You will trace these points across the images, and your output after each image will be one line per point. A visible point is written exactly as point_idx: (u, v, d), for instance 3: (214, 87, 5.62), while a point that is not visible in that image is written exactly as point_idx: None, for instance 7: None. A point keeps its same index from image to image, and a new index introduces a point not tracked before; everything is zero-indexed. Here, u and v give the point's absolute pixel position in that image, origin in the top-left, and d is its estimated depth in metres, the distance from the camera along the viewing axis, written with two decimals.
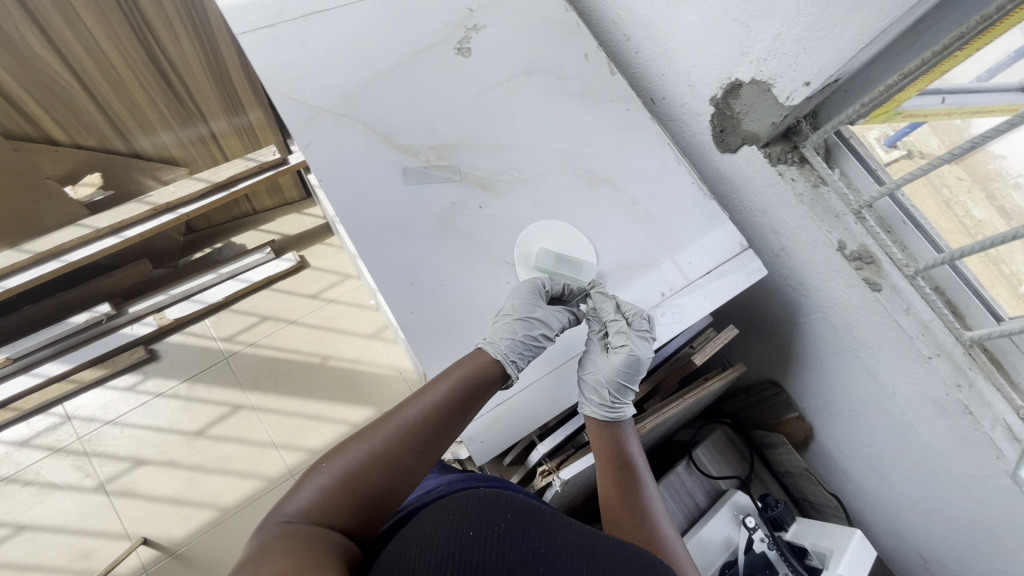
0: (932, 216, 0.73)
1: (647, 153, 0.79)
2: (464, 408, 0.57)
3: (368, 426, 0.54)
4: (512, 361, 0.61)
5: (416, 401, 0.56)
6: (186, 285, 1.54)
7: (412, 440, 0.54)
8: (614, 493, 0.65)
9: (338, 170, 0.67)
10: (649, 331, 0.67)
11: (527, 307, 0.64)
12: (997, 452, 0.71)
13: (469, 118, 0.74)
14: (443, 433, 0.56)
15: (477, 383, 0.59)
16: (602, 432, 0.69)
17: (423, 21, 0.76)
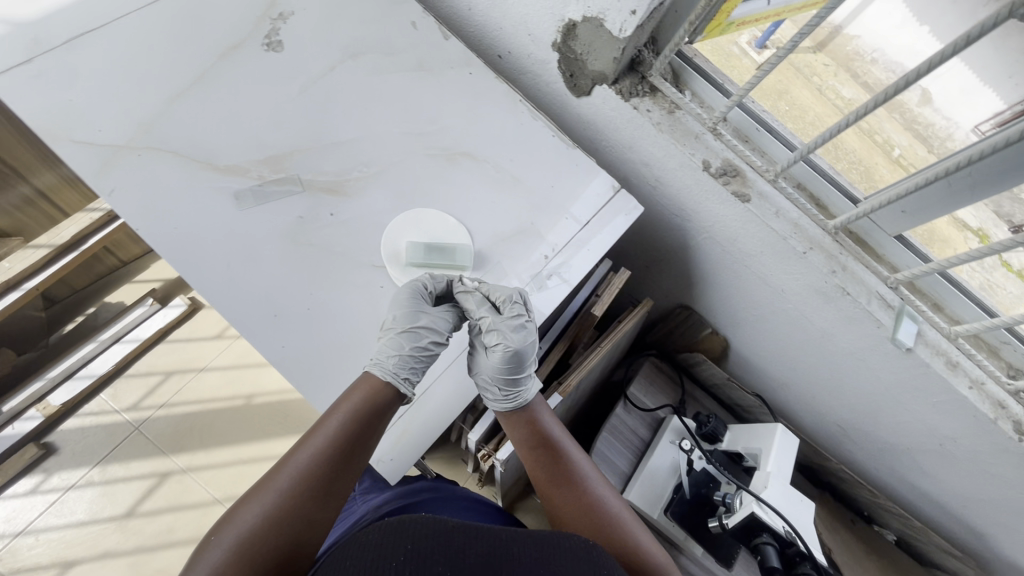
0: (807, 106, 0.74)
1: (500, 114, 0.74)
2: (361, 441, 0.55)
3: (260, 485, 0.53)
4: (403, 379, 0.59)
5: (306, 447, 0.54)
6: (64, 363, 1.38)
7: (307, 490, 0.52)
8: (539, 471, 0.66)
9: (155, 213, 0.60)
10: (522, 318, 0.63)
11: (411, 315, 0.60)
12: (876, 324, 0.77)
13: (297, 120, 0.67)
14: (343, 472, 0.54)
15: (371, 412, 0.56)
16: (513, 418, 0.67)
17: (217, 22, 0.68)
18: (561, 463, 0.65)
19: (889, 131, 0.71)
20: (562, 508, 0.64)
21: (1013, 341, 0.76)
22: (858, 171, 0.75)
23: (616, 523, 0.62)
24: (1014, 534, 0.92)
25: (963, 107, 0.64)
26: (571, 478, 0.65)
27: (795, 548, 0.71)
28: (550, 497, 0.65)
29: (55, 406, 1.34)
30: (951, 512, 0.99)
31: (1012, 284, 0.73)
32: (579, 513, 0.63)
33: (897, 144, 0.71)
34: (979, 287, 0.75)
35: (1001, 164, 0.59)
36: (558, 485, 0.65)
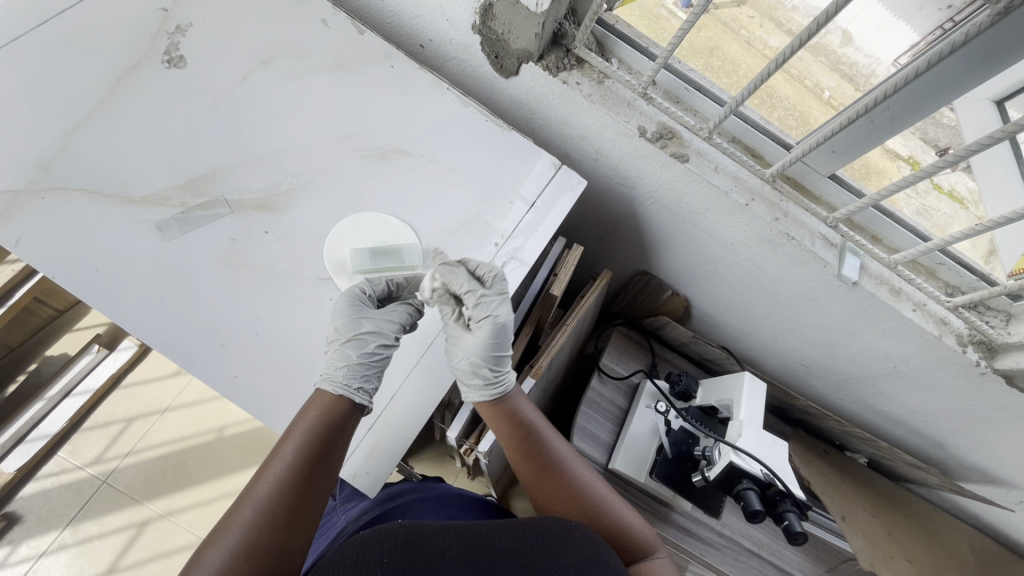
0: (739, 59, 0.73)
1: (430, 105, 0.72)
2: (322, 460, 0.54)
3: (226, 519, 0.51)
4: (357, 389, 0.57)
5: (266, 477, 0.53)
6: (12, 426, 1.30)
7: (273, 520, 0.51)
8: (526, 462, 0.66)
9: (73, 257, 0.56)
10: (502, 289, 0.65)
11: (352, 323, 0.58)
12: (822, 264, 0.80)
13: (213, 138, 0.63)
14: (310, 492, 0.53)
15: (327, 429, 0.55)
16: (495, 410, 0.66)
17: (108, 44, 0.63)
18: (548, 452, 0.66)
19: (817, 75, 0.71)
20: (551, 498, 0.66)
21: (948, 262, 0.80)
22: (794, 117, 0.76)
23: (602, 506, 0.65)
24: (971, 438, 0.98)
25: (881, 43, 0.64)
26: (558, 467, 0.66)
27: (774, 489, 0.74)
28: (539, 486, 0.66)
29: (9, 473, 1.27)
30: (913, 428, 1.05)
31: (946, 206, 0.76)
32: (568, 502, 0.65)
33: (827, 86, 0.71)
34: (915, 213, 0.78)
35: (923, 92, 0.61)
36: (547, 474, 0.66)
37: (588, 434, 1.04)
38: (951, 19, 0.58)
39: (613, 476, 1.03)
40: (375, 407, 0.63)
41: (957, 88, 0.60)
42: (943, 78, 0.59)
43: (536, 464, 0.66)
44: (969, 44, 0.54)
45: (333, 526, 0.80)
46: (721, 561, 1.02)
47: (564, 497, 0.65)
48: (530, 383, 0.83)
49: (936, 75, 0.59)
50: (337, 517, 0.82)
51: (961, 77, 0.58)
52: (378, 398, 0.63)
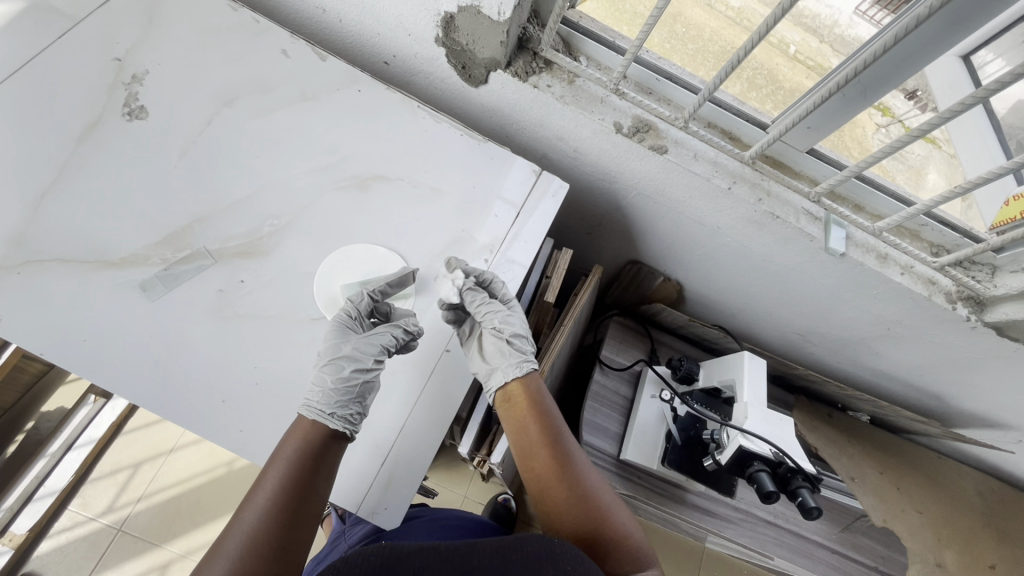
0: (703, 23, 0.71)
1: (402, 125, 0.71)
2: (310, 483, 0.51)
3: (205, 565, 0.46)
4: (331, 415, 0.55)
5: (249, 509, 0.48)
6: (17, 487, 1.29)
7: (260, 552, 0.46)
8: (539, 455, 0.62)
9: (59, 328, 0.55)
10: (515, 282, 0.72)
11: (333, 347, 0.59)
12: (810, 238, 0.81)
13: (185, 188, 0.62)
14: (298, 522, 0.49)
15: (310, 454, 0.53)
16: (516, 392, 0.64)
17: (63, 103, 0.61)
18: (562, 446, 0.62)
19: (781, 31, 0.69)
20: (558, 501, 0.60)
21: (931, 223, 0.81)
22: (762, 76, 0.74)
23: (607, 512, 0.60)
24: (967, 388, 1.00)
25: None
26: (570, 464, 0.62)
27: (785, 466, 0.75)
28: (544, 488, 0.61)
29: (21, 535, 1.25)
30: (911, 383, 1.07)
31: (921, 147, 0.77)
32: (570, 503, 0.60)
33: (792, 41, 0.69)
34: (892, 160, 0.78)
35: (896, 62, 0.61)
36: (557, 472, 0.61)
37: (597, 427, 1.05)
38: None
39: (627, 466, 1.04)
40: (383, 442, 0.62)
41: (928, 54, 0.59)
42: (917, 43, 0.58)
43: (548, 458, 0.61)
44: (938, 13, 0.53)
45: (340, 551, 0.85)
46: (739, 536, 1.04)
47: (571, 500, 0.60)
48: None
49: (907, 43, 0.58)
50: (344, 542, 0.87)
51: (932, 44, 0.58)
52: (385, 430, 0.63)
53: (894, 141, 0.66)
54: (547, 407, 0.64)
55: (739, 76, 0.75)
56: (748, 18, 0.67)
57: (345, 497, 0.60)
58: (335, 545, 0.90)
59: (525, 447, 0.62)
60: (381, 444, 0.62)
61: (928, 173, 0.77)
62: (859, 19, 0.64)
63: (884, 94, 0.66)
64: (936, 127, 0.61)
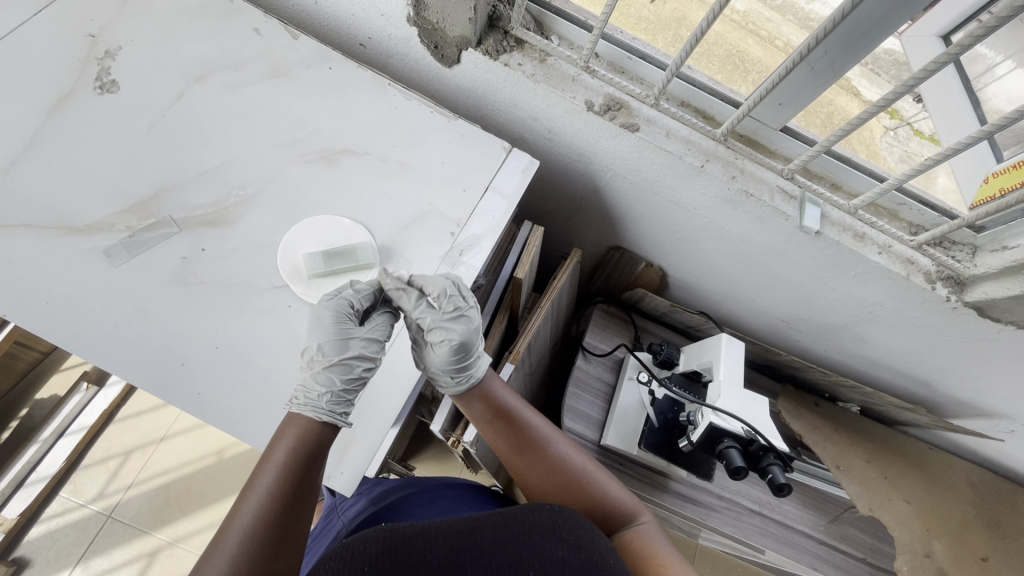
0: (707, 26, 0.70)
1: (372, 102, 0.72)
2: (304, 484, 0.53)
3: (209, 551, 0.50)
4: (341, 414, 0.58)
5: (247, 506, 0.51)
6: (10, 472, 1.31)
7: (265, 544, 0.50)
8: (505, 444, 0.68)
9: (23, 293, 0.56)
10: (460, 309, 0.61)
11: (338, 345, 0.59)
12: (785, 217, 0.80)
13: (154, 159, 0.63)
14: (295, 517, 0.52)
15: (305, 454, 0.54)
16: (469, 397, 0.67)
17: (35, 77, 0.63)
18: (524, 430, 0.67)
19: (787, 34, 0.68)
20: (534, 476, 0.68)
21: (908, 202, 0.80)
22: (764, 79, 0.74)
23: (581, 474, 0.67)
24: (953, 373, 0.98)
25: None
26: (536, 443, 0.68)
27: (757, 445, 0.74)
28: (519, 468, 0.68)
29: (12, 519, 1.27)
30: (897, 370, 1.06)
31: (926, 149, 0.73)
32: (546, 474, 0.67)
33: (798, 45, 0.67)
34: (899, 160, 0.75)
35: (858, 33, 0.61)
36: (526, 454, 0.67)
37: (579, 414, 1.04)
38: None
39: (609, 452, 1.03)
40: None
41: (889, 24, 0.60)
42: (880, 10, 0.58)
43: (514, 442, 0.68)
44: None
45: (332, 529, 0.77)
46: (724, 525, 1.02)
47: (546, 472, 0.67)
48: (509, 368, 0.83)
49: (866, 10, 0.58)
50: (336, 519, 0.79)
51: (892, 12, 0.58)
52: None
53: (862, 114, 0.66)
54: (499, 400, 0.68)
55: (745, 79, 0.75)
56: (754, 21, 0.69)
57: None
58: (328, 521, 0.81)
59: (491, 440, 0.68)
60: None
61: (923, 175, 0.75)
62: None
63: (851, 66, 0.66)
64: (900, 95, 0.61)
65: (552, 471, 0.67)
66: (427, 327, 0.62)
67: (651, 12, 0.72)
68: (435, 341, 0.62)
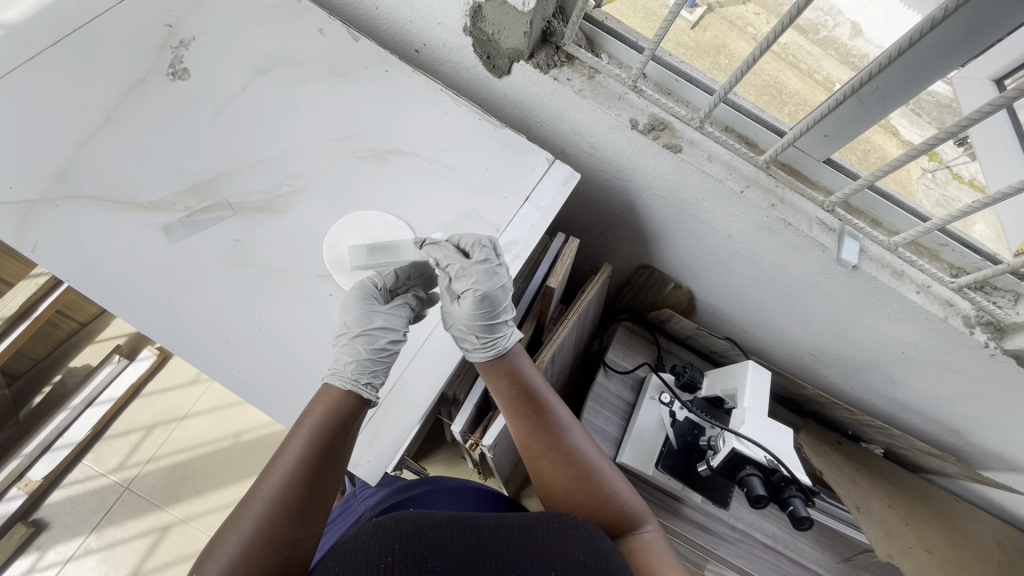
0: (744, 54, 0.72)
1: (423, 105, 0.74)
2: (331, 454, 0.54)
3: (237, 511, 0.52)
4: (365, 384, 0.59)
5: (275, 469, 0.53)
6: (39, 435, 1.35)
7: (289, 508, 0.51)
8: (522, 427, 0.65)
9: (85, 260, 0.59)
10: (489, 259, 0.64)
11: (363, 317, 0.61)
12: (822, 249, 0.80)
13: (216, 145, 0.66)
14: (321, 484, 0.53)
15: (335, 425, 0.56)
16: (493, 369, 0.66)
17: (115, 59, 0.67)
18: (547, 416, 0.65)
19: (827, 69, 0.70)
20: (546, 466, 0.65)
21: (950, 243, 0.79)
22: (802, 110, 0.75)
23: (595, 473, 0.65)
24: (986, 423, 0.95)
25: (890, 34, 0.63)
26: (555, 431, 0.65)
27: (779, 475, 0.73)
28: (530, 456, 0.66)
29: (36, 481, 1.31)
30: (925, 414, 1.03)
31: (966, 194, 0.74)
32: (561, 465, 0.64)
33: (837, 80, 0.69)
34: (934, 203, 0.76)
35: (904, 75, 0.62)
36: (544, 442, 0.65)
37: (596, 429, 1.04)
38: None
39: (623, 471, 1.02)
40: None
41: (934, 73, 0.61)
42: (931, 54, 0.59)
43: (536, 428, 0.65)
44: (952, 17, 0.54)
45: (351, 514, 0.79)
46: (734, 556, 1.00)
47: (559, 466, 0.64)
48: None
49: (918, 53, 0.59)
50: (353, 504, 0.81)
51: (943, 58, 0.59)
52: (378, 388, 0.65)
53: (907, 152, 0.67)
54: (522, 378, 0.66)
55: (782, 110, 0.77)
56: (795, 54, 0.71)
57: None
58: (344, 506, 0.84)
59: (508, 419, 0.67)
60: None
61: (976, 223, 0.77)
62: None
63: (892, 110, 0.67)
64: (943, 140, 0.62)
65: (565, 465, 0.64)
66: (453, 277, 0.63)
67: (689, 37, 0.75)
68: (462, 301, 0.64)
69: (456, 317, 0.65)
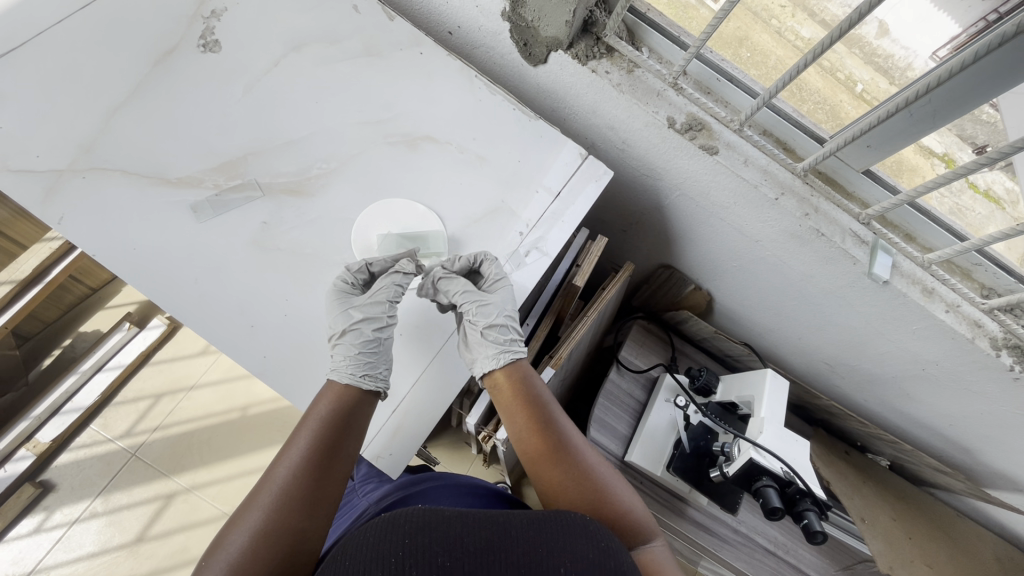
0: (768, 50, 0.70)
1: (457, 92, 0.72)
2: (337, 445, 0.55)
3: (248, 503, 0.52)
4: (364, 376, 0.58)
5: (286, 461, 0.54)
6: (48, 398, 1.35)
7: (298, 500, 0.52)
8: (534, 440, 0.63)
9: (113, 235, 0.59)
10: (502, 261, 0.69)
11: (343, 317, 0.60)
12: (853, 261, 0.78)
13: (246, 124, 0.65)
14: (331, 476, 0.54)
15: (341, 417, 0.56)
16: (503, 377, 0.65)
17: (145, 27, 0.64)
18: (555, 425, 0.63)
19: (850, 68, 0.67)
20: (555, 478, 0.61)
21: (985, 262, 0.77)
22: (825, 111, 0.73)
23: (609, 488, 0.62)
24: (998, 445, 0.95)
25: (919, 36, 0.60)
26: (565, 443, 0.63)
27: (795, 487, 0.73)
28: (542, 475, 0.62)
29: (45, 443, 1.32)
30: (938, 431, 1.03)
31: (981, 206, 0.71)
32: (572, 477, 0.61)
33: (860, 80, 0.67)
34: (947, 211, 0.74)
35: (967, 87, 0.59)
36: (553, 451, 0.62)
37: (605, 425, 1.03)
38: (997, 11, 0.54)
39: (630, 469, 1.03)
40: (397, 390, 0.64)
41: (984, 93, 0.58)
42: (984, 74, 0.57)
43: (544, 437, 0.62)
44: (1020, 36, 0.52)
45: (353, 508, 0.79)
46: (735, 558, 1.04)
47: (572, 481, 0.61)
48: (549, 373, 0.82)
49: (976, 73, 0.57)
50: (357, 498, 0.81)
51: (988, 84, 0.57)
52: (401, 380, 0.64)
53: (942, 175, 0.66)
54: (529, 387, 0.65)
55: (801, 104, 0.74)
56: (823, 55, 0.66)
57: None
58: (346, 499, 0.84)
59: (517, 434, 0.63)
60: (395, 394, 0.64)
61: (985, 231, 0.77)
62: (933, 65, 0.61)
63: (936, 131, 0.66)
64: (981, 167, 0.61)
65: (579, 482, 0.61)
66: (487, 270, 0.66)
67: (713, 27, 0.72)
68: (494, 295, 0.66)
69: (492, 309, 0.64)
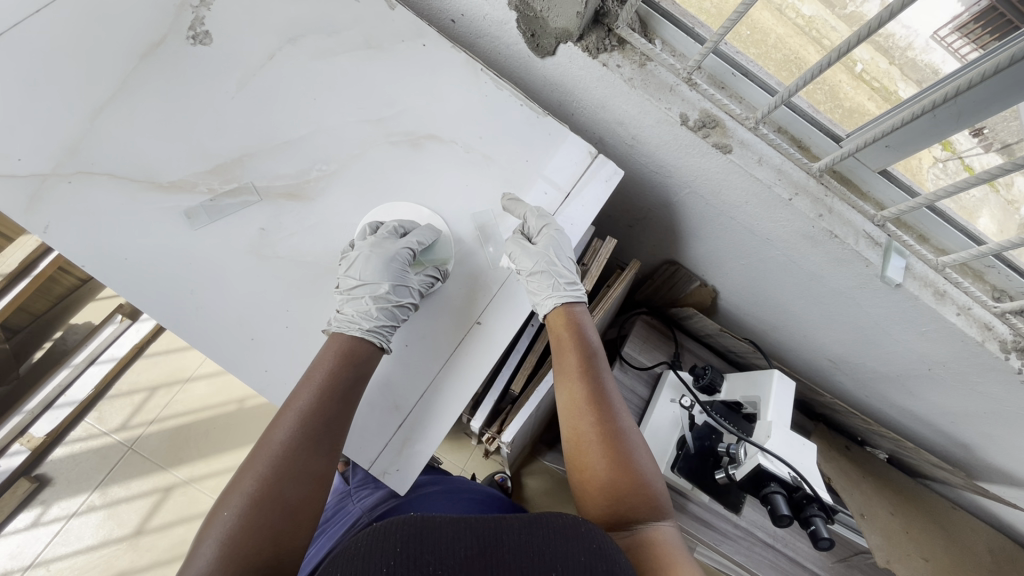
0: (769, 28, 0.67)
1: (460, 86, 0.68)
2: (342, 398, 0.56)
3: (256, 451, 0.54)
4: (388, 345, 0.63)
5: (292, 410, 0.55)
6: (42, 391, 1.34)
7: (304, 447, 0.54)
8: (576, 387, 0.64)
9: (106, 244, 0.58)
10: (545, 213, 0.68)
11: (398, 289, 0.63)
12: (866, 263, 0.76)
13: (240, 124, 0.62)
14: (334, 426, 0.56)
15: (343, 371, 0.57)
16: (563, 322, 0.68)
17: (129, 17, 0.60)
18: (600, 379, 0.64)
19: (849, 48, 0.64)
20: (588, 426, 0.62)
21: (998, 265, 0.75)
22: (823, 92, 0.70)
23: (636, 453, 0.61)
24: (998, 443, 0.95)
25: (922, 19, 0.58)
26: (607, 402, 0.63)
27: (802, 492, 0.74)
28: (574, 420, 0.63)
29: (39, 437, 1.30)
30: (938, 427, 1.03)
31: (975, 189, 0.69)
32: (604, 429, 0.61)
33: (861, 60, 0.64)
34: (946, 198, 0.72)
35: (1003, 86, 0.55)
36: (593, 402, 0.63)
37: None
38: None
39: None
40: (405, 402, 0.62)
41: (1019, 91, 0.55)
42: (1019, 77, 0.53)
43: (588, 388, 0.63)
44: None
45: (348, 515, 0.79)
46: (736, 553, 1.02)
47: (603, 436, 0.61)
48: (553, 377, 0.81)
49: (1010, 76, 0.54)
50: (353, 504, 0.81)
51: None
52: (408, 393, 0.63)
53: (960, 180, 0.64)
54: (588, 342, 0.67)
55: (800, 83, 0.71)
56: (819, 28, 0.64)
57: (359, 453, 0.61)
58: (342, 504, 0.83)
59: (563, 378, 0.65)
60: (401, 408, 0.62)
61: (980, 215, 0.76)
62: (935, 45, 0.59)
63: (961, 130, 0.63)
64: (1005, 173, 0.59)
65: (610, 441, 0.61)
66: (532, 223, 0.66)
67: (714, 4, 0.68)
68: (539, 243, 0.65)
69: (528, 258, 0.64)
